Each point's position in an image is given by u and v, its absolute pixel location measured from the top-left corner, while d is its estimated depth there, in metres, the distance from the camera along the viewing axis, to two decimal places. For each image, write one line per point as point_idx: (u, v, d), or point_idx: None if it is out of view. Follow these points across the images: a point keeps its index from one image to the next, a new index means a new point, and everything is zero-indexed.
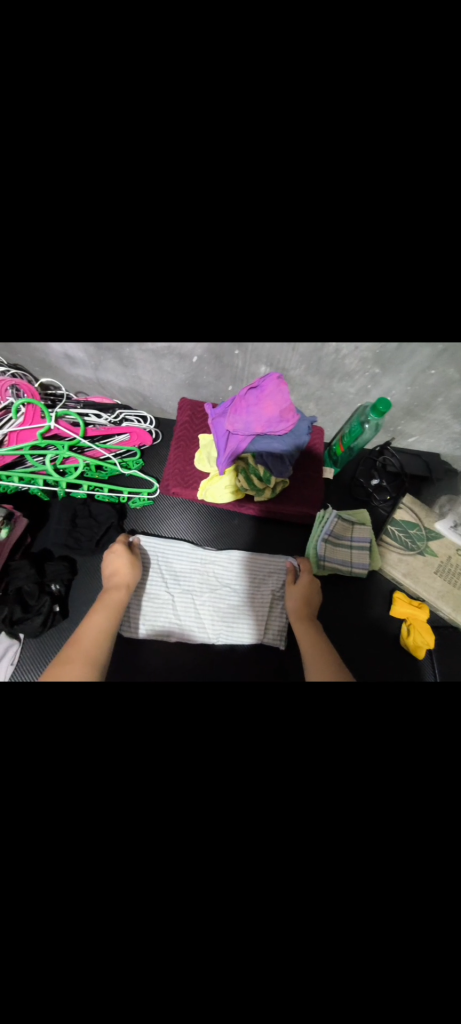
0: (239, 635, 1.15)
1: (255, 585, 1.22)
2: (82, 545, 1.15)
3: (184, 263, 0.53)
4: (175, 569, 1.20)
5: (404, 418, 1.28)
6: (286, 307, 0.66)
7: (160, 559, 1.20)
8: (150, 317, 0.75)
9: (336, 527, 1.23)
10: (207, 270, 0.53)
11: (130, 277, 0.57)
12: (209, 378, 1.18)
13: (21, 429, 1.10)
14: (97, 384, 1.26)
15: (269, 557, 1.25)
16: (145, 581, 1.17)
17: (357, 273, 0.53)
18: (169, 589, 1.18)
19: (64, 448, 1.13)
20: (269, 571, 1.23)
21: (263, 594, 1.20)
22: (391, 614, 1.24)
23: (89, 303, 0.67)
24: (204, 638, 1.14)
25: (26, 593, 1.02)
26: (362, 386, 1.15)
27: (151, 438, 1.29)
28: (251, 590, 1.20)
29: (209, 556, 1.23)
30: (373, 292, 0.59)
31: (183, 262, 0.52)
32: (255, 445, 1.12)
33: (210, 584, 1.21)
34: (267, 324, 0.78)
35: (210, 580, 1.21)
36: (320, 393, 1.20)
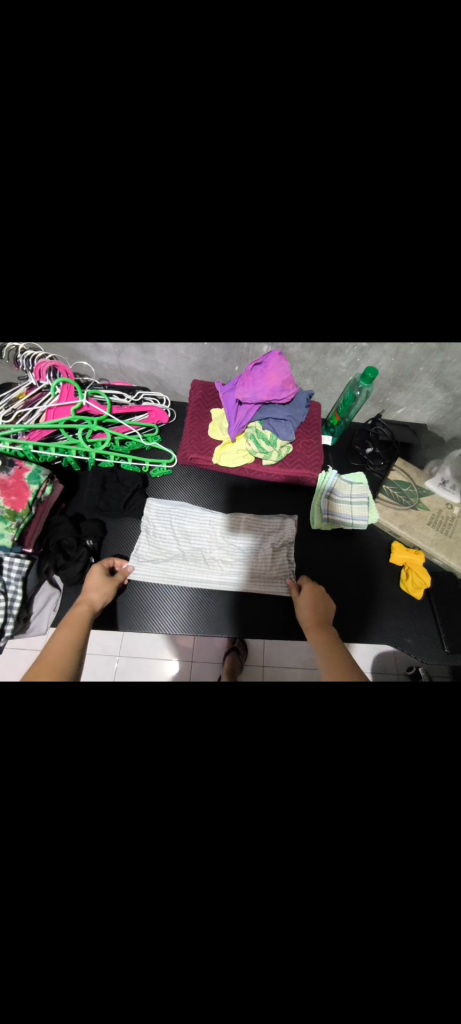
0: (242, 581, 1.30)
1: (261, 544, 1.36)
2: (110, 508, 1.29)
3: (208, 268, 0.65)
4: (185, 526, 1.34)
5: (391, 389, 1.46)
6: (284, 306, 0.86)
7: (173, 520, 1.34)
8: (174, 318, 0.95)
9: (336, 486, 1.38)
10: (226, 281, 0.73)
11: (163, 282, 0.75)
12: (218, 360, 1.35)
13: (57, 407, 1.26)
14: (119, 370, 1.43)
15: (274, 517, 1.39)
16: (158, 540, 1.30)
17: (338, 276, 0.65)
18: (179, 547, 1.31)
19: (93, 422, 1.28)
20: (270, 529, 1.37)
21: (265, 551, 1.34)
22: (391, 563, 1.37)
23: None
24: (212, 584, 1.29)
25: (66, 546, 1.14)
26: (353, 360, 1.32)
27: (168, 415, 1.45)
28: (257, 545, 1.35)
29: (215, 518, 1.37)
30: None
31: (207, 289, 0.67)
32: (262, 414, 1.29)
33: (218, 545, 1.34)
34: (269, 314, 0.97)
35: (217, 540, 1.34)
36: (316, 369, 1.38)
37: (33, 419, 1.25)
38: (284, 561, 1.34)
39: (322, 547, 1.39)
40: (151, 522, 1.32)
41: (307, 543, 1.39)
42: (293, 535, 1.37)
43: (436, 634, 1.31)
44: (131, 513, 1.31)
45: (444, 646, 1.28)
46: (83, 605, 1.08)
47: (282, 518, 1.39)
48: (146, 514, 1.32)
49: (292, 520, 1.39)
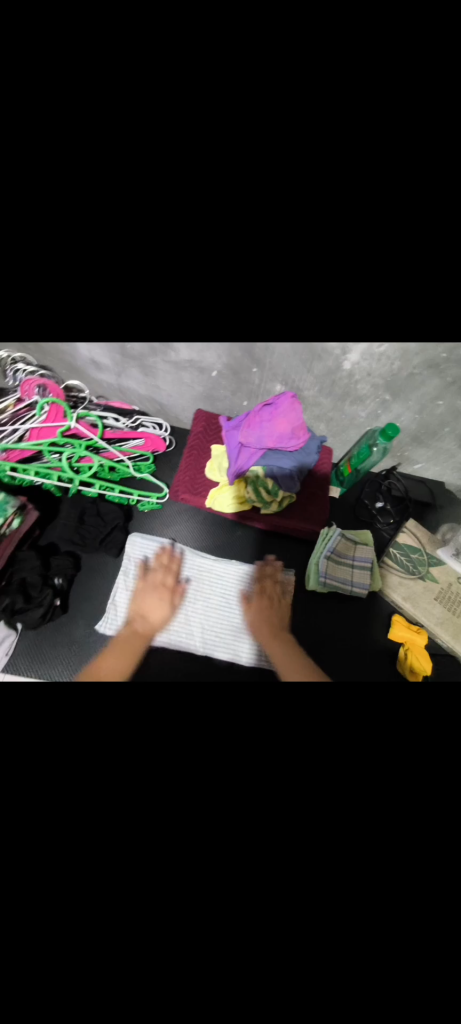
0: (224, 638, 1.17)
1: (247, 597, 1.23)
2: (87, 543, 1.17)
3: (213, 270, 0.53)
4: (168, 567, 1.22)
5: (412, 444, 1.32)
6: None
7: (157, 556, 1.22)
8: (178, 326, 0.81)
9: (338, 545, 1.24)
10: (235, 314, 0.63)
11: (160, 293, 0.60)
12: (226, 392, 1.24)
13: (42, 426, 1.15)
14: (118, 390, 1.32)
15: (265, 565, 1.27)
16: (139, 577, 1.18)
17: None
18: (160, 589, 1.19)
19: (81, 447, 1.17)
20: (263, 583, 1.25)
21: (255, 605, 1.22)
22: (388, 637, 1.23)
23: (118, 308, 0.71)
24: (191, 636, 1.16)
25: (29, 585, 1.02)
26: (373, 410, 1.19)
27: (165, 444, 1.34)
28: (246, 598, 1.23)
29: (203, 558, 1.26)
30: (405, 297, 0.63)
31: (220, 255, 0.53)
32: (265, 460, 1.16)
33: (202, 587, 1.23)
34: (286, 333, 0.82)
35: (200, 582, 1.23)
36: (331, 415, 1.25)
37: (15, 437, 1.14)
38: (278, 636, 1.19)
39: (314, 609, 1.26)
40: (132, 560, 1.20)
41: (299, 603, 1.26)
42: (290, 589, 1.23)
43: None
44: (108, 551, 1.19)
45: None
46: (141, 624, 1.12)
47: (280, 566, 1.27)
48: (128, 550, 1.21)
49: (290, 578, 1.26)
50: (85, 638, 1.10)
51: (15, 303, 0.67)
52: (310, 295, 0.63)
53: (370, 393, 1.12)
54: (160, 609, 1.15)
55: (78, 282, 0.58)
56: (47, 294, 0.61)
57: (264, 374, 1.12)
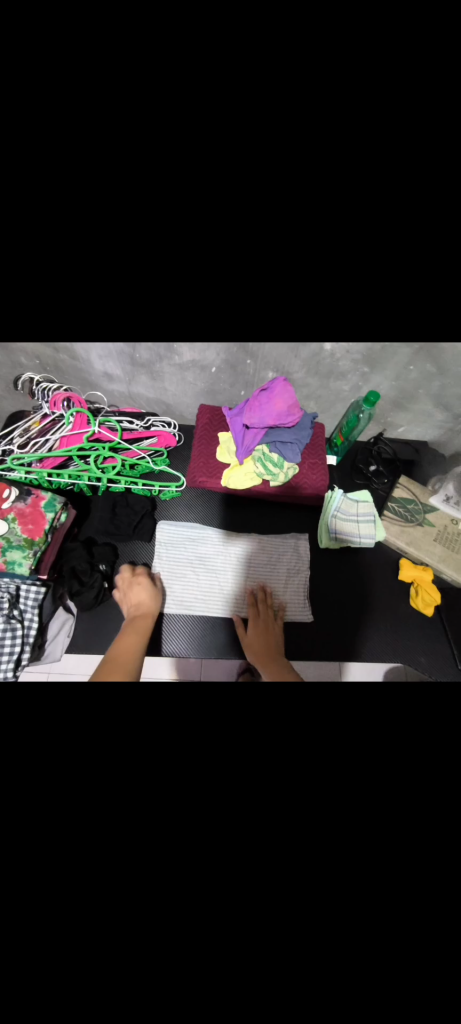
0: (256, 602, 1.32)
1: (272, 563, 1.38)
2: (121, 532, 1.31)
3: None
4: (198, 547, 1.37)
5: (393, 410, 1.50)
6: None
7: (186, 544, 1.36)
8: (188, 327, 0.98)
9: (342, 505, 1.40)
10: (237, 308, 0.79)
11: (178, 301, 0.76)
12: (225, 385, 1.40)
13: (70, 434, 1.30)
14: (129, 396, 1.48)
15: (279, 539, 1.42)
16: (172, 566, 1.32)
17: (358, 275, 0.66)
18: (194, 568, 1.33)
19: (105, 449, 1.32)
20: (284, 549, 1.40)
21: (278, 570, 1.37)
22: (400, 580, 1.38)
23: (142, 315, 0.87)
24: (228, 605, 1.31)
25: (80, 571, 1.15)
26: (355, 384, 1.37)
27: (176, 439, 1.49)
28: (271, 564, 1.38)
29: (226, 540, 1.40)
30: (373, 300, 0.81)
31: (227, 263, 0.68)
32: (268, 437, 1.32)
33: (226, 569, 1.36)
34: (277, 330, 1.01)
35: (223, 564, 1.36)
36: (319, 393, 1.43)
37: (47, 447, 1.29)
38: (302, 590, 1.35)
39: (330, 565, 1.41)
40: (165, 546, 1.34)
41: (316, 561, 1.41)
42: (304, 562, 1.39)
43: (448, 648, 1.31)
44: (141, 536, 1.33)
45: (455, 660, 1.28)
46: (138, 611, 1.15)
47: (296, 534, 1.43)
48: (160, 537, 1.35)
49: (306, 541, 1.42)
50: None
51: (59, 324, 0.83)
52: (300, 313, 0.82)
53: (351, 367, 1.29)
54: (143, 593, 1.19)
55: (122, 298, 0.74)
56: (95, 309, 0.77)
57: (257, 364, 1.29)
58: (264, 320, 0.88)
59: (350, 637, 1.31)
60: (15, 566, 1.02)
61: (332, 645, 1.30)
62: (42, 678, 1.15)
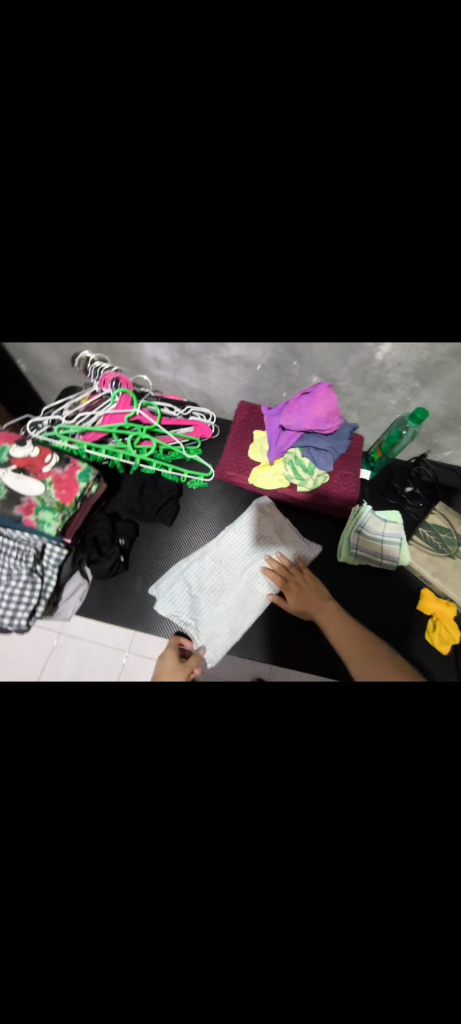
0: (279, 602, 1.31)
1: (289, 564, 1.36)
2: (145, 512, 1.36)
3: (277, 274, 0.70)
4: (217, 547, 1.37)
5: (441, 431, 1.41)
6: None
7: (205, 549, 1.36)
8: (240, 313, 0.99)
9: (369, 522, 1.35)
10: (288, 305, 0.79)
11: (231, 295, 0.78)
12: (267, 384, 1.40)
13: (113, 413, 1.37)
14: (173, 384, 1.53)
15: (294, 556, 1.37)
16: (191, 572, 1.32)
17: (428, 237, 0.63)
18: (215, 567, 1.34)
19: (143, 431, 1.38)
20: (296, 547, 1.39)
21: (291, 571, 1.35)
22: (418, 609, 1.30)
23: (197, 299, 0.91)
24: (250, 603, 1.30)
25: (100, 542, 1.22)
26: (403, 398, 1.31)
27: (211, 431, 1.52)
28: (290, 562, 1.36)
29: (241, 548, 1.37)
30: (435, 285, 0.78)
31: (284, 247, 0.70)
32: (302, 441, 1.31)
33: (237, 578, 1.33)
34: (330, 314, 0.98)
35: (235, 573, 1.34)
36: (363, 404, 1.38)
37: (91, 422, 1.37)
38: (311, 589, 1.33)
39: (346, 581, 1.36)
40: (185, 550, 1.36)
41: (332, 574, 1.37)
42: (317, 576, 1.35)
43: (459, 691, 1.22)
44: (162, 519, 1.37)
45: None
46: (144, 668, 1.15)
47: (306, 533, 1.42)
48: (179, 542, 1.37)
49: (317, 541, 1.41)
50: (143, 594, 1.27)
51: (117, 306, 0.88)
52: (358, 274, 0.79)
53: (401, 381, 1.24)
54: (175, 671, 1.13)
55: (180, 268, 0.77)
56: (154, 275, 0.81)
57: (302, 367, 1.28)
58: (320, 297, 0.86)
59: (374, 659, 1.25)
60: (44, 525, 1.10)
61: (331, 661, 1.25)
62: (49, 643, 1.26)
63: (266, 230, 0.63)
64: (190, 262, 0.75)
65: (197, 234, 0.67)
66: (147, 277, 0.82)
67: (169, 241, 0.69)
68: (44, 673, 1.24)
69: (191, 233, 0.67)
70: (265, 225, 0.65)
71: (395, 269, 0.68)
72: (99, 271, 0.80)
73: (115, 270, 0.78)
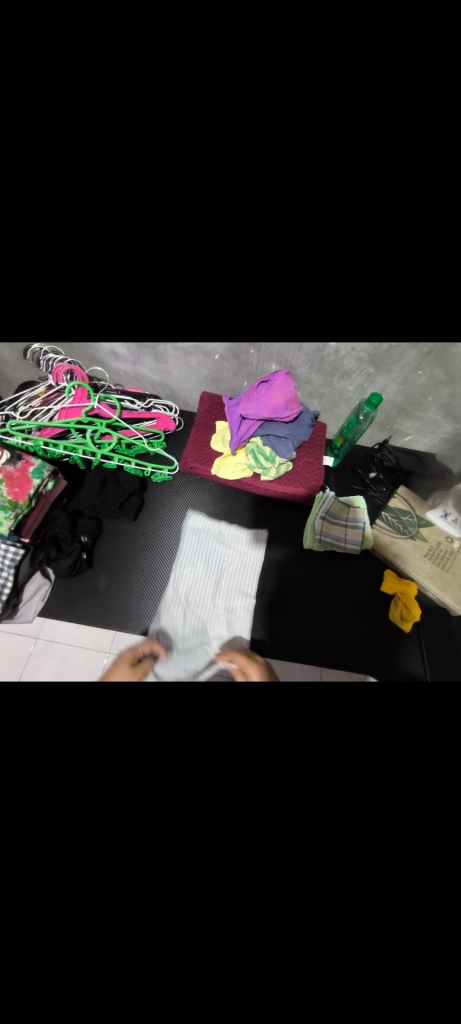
0: (237, 596, 1.30)
1: (244, 558, 1.36)
2: (107, 507, 1.34)
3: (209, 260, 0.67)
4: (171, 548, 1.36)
5: (399, 416, 1.44)
6: (282, 328, 0.90)
7: (158, 552, 1.35)
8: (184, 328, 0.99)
9: (332, 507, 1.37)
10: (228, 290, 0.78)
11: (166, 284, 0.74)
12: (228, 374, 1.39)
13: (69, 407, 1.33)
14: (133, 376, 1.50)
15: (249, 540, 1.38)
16: (145, 578, 1.30)
17: (344, 279, 0.64)
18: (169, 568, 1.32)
19: (102, 425, 1.35)
20: (249, 540, 1.39)
21: (245, 565, 1.35)
22: (382, 590, 1.34)
23: (137, 312, 0.89)
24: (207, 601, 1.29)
25: (60, 539, 1.19)
26: (360, 384, 1.33)
27: (175, 424, 1.50)
28: (245, 556, 1.36)
29: (198, 540, 1.37)
30: (364, 312, 0.79)
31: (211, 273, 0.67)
32: (263, 430, 1.31)
33: (193, 572, 1.32)
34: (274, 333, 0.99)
35: (187, 571, 1.32)
36: (323, 391, 1.39)
37: (47, 417, 1.33)
38: (277, 576, 1.36)
39: (312, 567, 1.38)
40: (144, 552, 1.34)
41: (298, 561, 1.39)
42: (283, 563, 1.37)
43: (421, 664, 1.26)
44: (125, 514, 1.35)
45: (426, 677, 1.24)
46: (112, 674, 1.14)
47: (273, 523, 1.44)
48: (142, 539, 1.35)
49: (283, 530, 1.42)
50: (107, 589, 1.26)
51: (53, 304, 0.82)
52: (288, 314, 0.80)
53: (357, 367, 1.25)
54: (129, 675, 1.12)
55: (107, 303, 0.76)
56: (83, 307, 0.79)
57: (260, 355, 1.27)
58: (256, 327, 0.87)
59: (344, 644, 1.28)
60: None
61: (298, 646, 1.27)
62: (27, 640, 1.19)
63: (182, 270, 0.63)
64: (116, 300, 0.75)
65: (114, 281, 0.67)
66: (78, 306, 0.81)
67: (88, 284, 0.69)
68: (24, 673, 1.16)
69: (107, 277, 0.66)
70: (182, 277, 0.65)
71: (318, 293, 0.70)
72: (24, 309, 0.78)
73: (41, 296, 0.77)
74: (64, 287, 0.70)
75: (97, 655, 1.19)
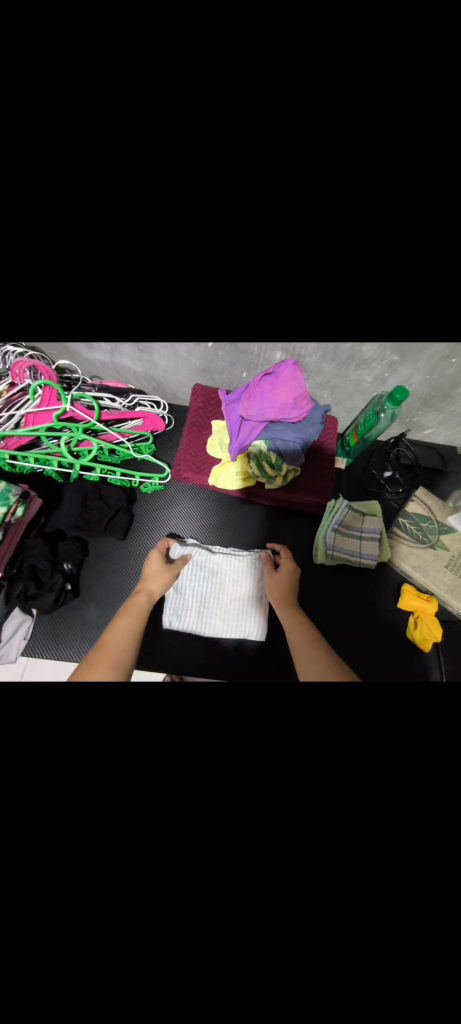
0: (238, 604, 1.17)
1: (243, 568, 1.22)
2: (92, 527, 1.17)
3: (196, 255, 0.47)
4: None
5: (421, 409, 1.26)
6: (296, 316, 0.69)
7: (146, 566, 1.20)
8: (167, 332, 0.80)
9: (345, 517, 1.22)
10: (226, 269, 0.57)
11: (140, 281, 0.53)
12: (223, 365, 1.18)
13: (37, 411, 1.12)
14: (112, 368, 1.27)
15: (236, 549, 1.24)
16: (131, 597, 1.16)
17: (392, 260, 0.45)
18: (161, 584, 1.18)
19: (79, 431, 1.14)
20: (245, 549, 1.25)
21: (244, 572, 1.21)
22: (399, 606, 1.23)
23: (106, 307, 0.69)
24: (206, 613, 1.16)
25: (39, 571, 1.04)
26: (380, 374, 1.13)
27: (164, 423, 1.30)
28: (244, 563, 1.22)
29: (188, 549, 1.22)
30: (402, 309, 0.60)
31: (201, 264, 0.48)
32: (267, 433, 1.12)
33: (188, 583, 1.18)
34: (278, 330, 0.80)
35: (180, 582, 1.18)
36: (336, 382, 1.19)
37: (11, 424, 1.12)
38: None
39: (323, 583, 1.26)
40: (131, 571, 1.19)
41: (308, 576, 1.26)
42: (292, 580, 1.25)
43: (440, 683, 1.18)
44: (113, 534, 1.19)
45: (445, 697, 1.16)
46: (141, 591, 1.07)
47: (279, 534, 1.29)
48: (134, 560, 1.20)
49: (290, 542, 1.28)
50: (97, 620, 1.12)
51: (23, 310, 0.63)
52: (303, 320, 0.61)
53: (378, 354, 1.04)
54: (164, 577, 1.11)
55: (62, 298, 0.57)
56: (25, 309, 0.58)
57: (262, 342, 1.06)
58: (262, 324, 0.67)
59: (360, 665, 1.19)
60: None
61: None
62: (15, 680, 1.07)
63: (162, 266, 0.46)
64: (76, 296, 0.57)
65: None
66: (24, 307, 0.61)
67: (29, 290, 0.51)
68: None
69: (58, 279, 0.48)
70: None
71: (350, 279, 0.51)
72: None
73: None
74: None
75: None
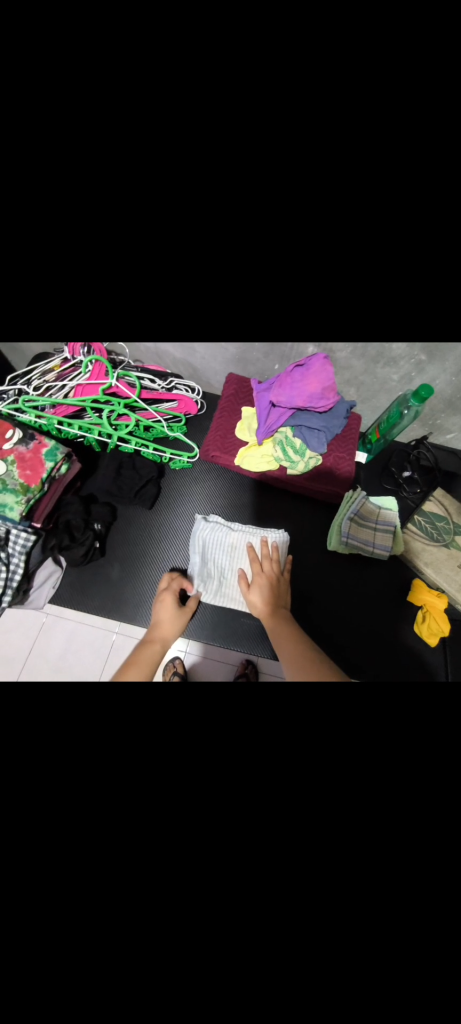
0: None
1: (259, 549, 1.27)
2: (122, 494, 1.26)
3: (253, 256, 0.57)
4: (180, 534, 1.29)
5: (445, 411, 1.30)
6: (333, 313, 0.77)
7: (171, 536, 1.28)
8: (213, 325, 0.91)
9: (362, 509, 1.26)
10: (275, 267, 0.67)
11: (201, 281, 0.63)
12: (258, 356, 1.27)
13: (86, 384, 1.23)
14: (155, 353, 1.38)
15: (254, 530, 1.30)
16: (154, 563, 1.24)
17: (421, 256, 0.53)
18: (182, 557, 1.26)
19: (120, 405, 1.25)
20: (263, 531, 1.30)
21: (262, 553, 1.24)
22: (408, 599, 1.26)
23: None
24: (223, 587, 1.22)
25: (73, 526, 1.13)
26: (406, 374, 1.18)
27: (197, 407, 1.40)
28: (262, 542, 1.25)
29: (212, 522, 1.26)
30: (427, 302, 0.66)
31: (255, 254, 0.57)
32: (294, 420, 1.20)
33: (208, 557, 1.23)
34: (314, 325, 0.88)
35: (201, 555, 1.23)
36: (363, 378, 1.25)
37: (61, 394, 1.24)
38: (298, 577, 1.28)
39: (335, 570, 1.30)
40: (155, 540, 1.27)
41: (320, 563, 1.31)
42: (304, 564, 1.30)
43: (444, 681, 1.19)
44: (141, 503, 1.27)
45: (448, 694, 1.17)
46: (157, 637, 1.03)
47: (296, 521, 1.34)
48: (158, 530, 1.28)
49: (306, 529, 1.34)
50: (120, 580, 1.20)
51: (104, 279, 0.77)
52: (341, 305, 0.68)
53: (406, 354, 1.10)
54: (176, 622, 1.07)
55: (135, 305, 0.70)
56: None
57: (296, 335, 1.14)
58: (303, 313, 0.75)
59: (365, 654, 1.21)
60: (6, 510, 1.00)
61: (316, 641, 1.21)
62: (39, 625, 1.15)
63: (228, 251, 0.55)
64: (143, 298, 0.68)
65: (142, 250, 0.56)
66: (102, 313, 0.75)
67: (114, 282, 0.62)
68: (25, 670, 1.11)
69: (141, 266, 0.57)
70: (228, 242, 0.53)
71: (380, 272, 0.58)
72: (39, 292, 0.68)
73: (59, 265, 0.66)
74: (81, 283, 0.62)
75: (106, 633, 1.15)
